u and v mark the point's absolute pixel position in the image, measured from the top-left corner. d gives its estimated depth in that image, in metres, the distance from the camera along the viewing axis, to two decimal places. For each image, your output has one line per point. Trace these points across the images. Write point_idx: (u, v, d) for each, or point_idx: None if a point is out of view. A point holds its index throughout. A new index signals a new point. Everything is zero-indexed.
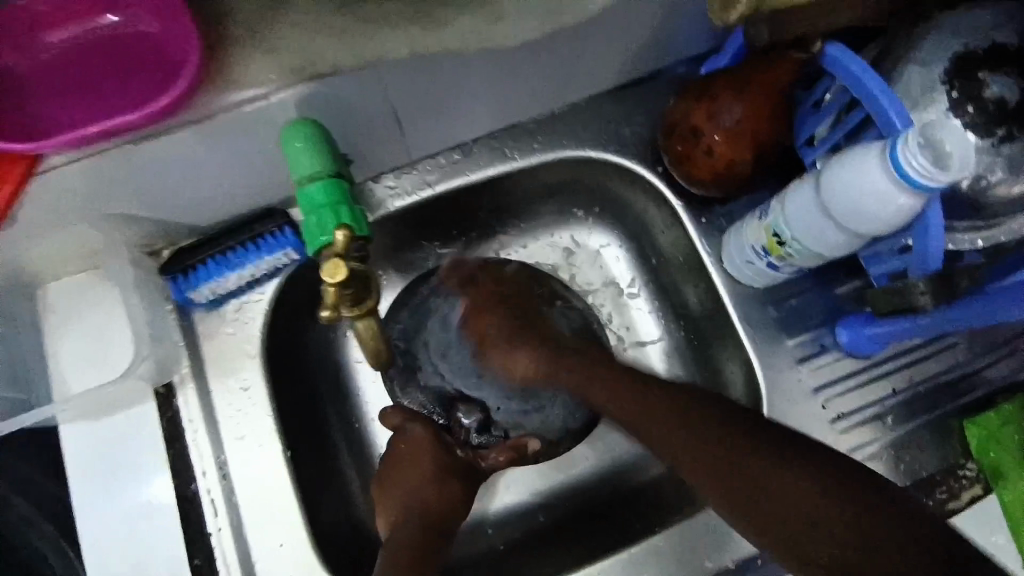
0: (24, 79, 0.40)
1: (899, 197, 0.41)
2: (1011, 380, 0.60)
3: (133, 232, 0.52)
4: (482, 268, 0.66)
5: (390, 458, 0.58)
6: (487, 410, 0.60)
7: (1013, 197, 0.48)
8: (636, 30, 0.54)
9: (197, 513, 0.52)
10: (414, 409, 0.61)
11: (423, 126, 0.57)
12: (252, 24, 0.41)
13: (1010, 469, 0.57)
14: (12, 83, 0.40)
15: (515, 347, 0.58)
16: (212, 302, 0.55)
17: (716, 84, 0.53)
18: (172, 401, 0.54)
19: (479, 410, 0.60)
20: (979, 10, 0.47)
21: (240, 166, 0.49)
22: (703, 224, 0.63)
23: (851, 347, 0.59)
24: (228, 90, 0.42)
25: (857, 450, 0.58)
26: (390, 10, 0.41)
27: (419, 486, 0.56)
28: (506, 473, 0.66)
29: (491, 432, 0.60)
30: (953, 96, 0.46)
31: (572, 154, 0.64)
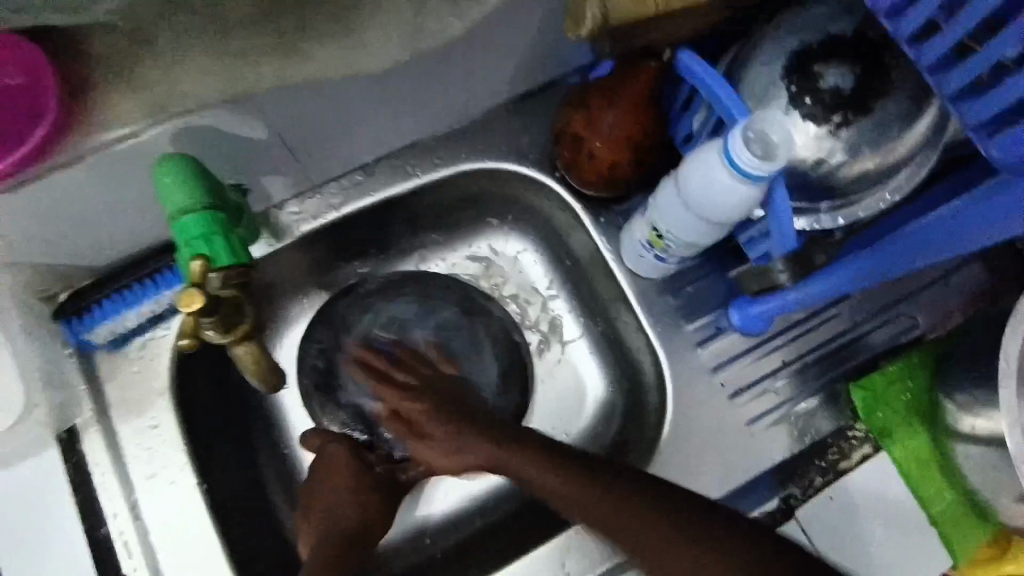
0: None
1: (741, 188, 0.45)
2: (895, 344, 0.65)
3: (23, 280, 0.52)
4: (400, 284, 0.67)
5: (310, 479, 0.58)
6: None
7: (858, 175, 0.52)
8: (514, 49, 0.58)
9: (111, 556, 0.51)
10: (340, 429, 0.62)
11: (315, 152, 0.58)
12: (112, 70, 0.41)
13: (897, 427, 0.61)
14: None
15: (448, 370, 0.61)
16: (113, 342, 0.55)
17: (591, 94, 0.57)
18: (76, 445, 0.53)
19: None
20: (817, 7, 0.51)
21: (132, 204, 0.50)
22: (602, 222, 0.66)
23: (742, 326, 0.63)
24: (96, 132, 0.42)
25: (757, 420, 0.62)
26: (249, 45, 0.42)
27: (339, 506, 0.56)
28: (445, 479, 0.68)
29: None
30: (792, 90, 0.50)
31: (475, 167, 0.67)
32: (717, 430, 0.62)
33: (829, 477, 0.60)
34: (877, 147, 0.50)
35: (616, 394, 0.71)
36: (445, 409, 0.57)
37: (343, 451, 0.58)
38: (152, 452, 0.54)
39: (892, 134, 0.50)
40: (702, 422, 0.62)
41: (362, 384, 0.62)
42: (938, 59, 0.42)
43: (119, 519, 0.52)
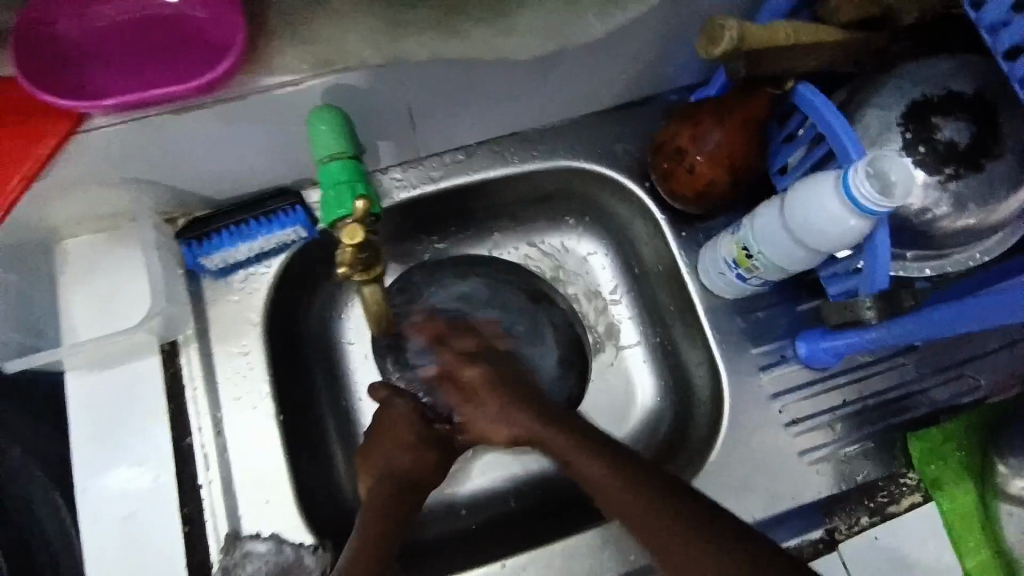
0: (71, 41, 0.43)
1: (850, 219, 0.47)
2: (955, 403, 0.65)
3: (156, 196, 0.56)
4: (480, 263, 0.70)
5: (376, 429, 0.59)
6: (466, 394, 0.62)
7: (957, 230, 0.53)
8: (635, 57, 0.61)
9: (192, 464, 0.55)
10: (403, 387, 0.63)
11: (432, 124, 0.62)
12: (293, 18, 0.46)
13: (948, 482, 0.62)
14: (51, 41, 0.43)
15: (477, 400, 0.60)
16: (221, 270, 0.59)
17: (702, 111, 0.60)
18: (175, 358, 0.57)
19: (462, 393, 0.62)
20: (940, 61, 0.53)
21: (269, 144, 0.54)
22: (683, 236, 0.68)
23: (808, 359, 0.64)
24: (265, 74, 0.46)
25: (808, 453, 0.63)
26: (416, 18, 0.47)
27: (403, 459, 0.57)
28: (484, 456, 0.70)
29: (472, 415, 0.63)
30: (907, 137, 0.52)
31: (569, 164, 0.70)
32: (768, 455, 0.63)
33: (876, 519, 0.62)
34: (981, 204, 0.52)
35: (665, 406, 0.72)
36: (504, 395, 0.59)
37: (407, 410, 0.60)
38: (241, 376, 0.58)
39: (998, 195, 0.51)
40: (754, 444, 0.63)
41: (434, 351, 0.62)
42: None
43: (203, 433, 0.56)
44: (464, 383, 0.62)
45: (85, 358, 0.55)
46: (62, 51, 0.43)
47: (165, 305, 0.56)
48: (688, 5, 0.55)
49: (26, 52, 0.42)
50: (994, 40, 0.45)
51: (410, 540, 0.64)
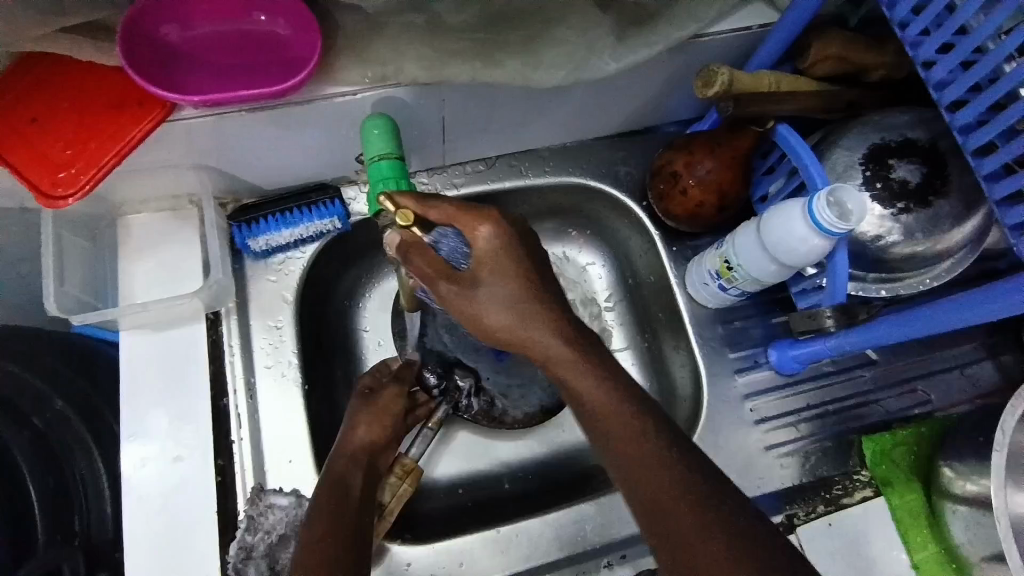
0: (171, 44, 0.51)
1: (814, 238, 0.55)
2: (906, 413, 0.74)
3: (215, 182, 0.63)
4: None
5: (365, 400, 0.62)
6: (478, 377, 0.71)
7: (907, 255, 0.62)
8: (640, 92, 0.70)
9: (226, 422, 0.60)
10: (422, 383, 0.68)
11: (460, 137, 0.70)
12: (358, 38, 0.54)
13: (898, 481, 0.69)
14: (156, 42, 0.51)
15: (490, 293, 0.51)
16: (263, 252, 0.66)
17: (695, 142, 0.69)
18: (217, 326, 0.63)
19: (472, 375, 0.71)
20: (898, 114, 0.63)
21: (320, 143, 0.62)
22: (674, 251, 0.77)
23: (778, 365, 0.72)
24: (329, 85, 0.55)
25: (775, 448, 0.70)
26: (460, 46, 0.56)
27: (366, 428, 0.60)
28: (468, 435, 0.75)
29: (480, 396, 0.71)
30: (867, 174, 0.61)
31: (576, 180, 0.78)
32: (739, 449, 0.70)
33: (831, 508, 0.69)
34: (928, 234, 0.60)
35: None
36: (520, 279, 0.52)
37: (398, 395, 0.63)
38: (274, 347, 0.65)
39: (943, 228, 0.60)
40: (728, 437, 0.70)
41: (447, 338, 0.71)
42: (981, 145, 0.49)
43: (237, 395, 0.62)
44: (476, 368, 0.72)
45: (137, 320, 0.61)
46: (163, 51, 0.51)
47: (222, 275, 0.61)
48: (689, 51, 0.64)
49: (135, 49, 0.50)
50: (939, 95, 0.52)
51: (412, 511, 0.70)
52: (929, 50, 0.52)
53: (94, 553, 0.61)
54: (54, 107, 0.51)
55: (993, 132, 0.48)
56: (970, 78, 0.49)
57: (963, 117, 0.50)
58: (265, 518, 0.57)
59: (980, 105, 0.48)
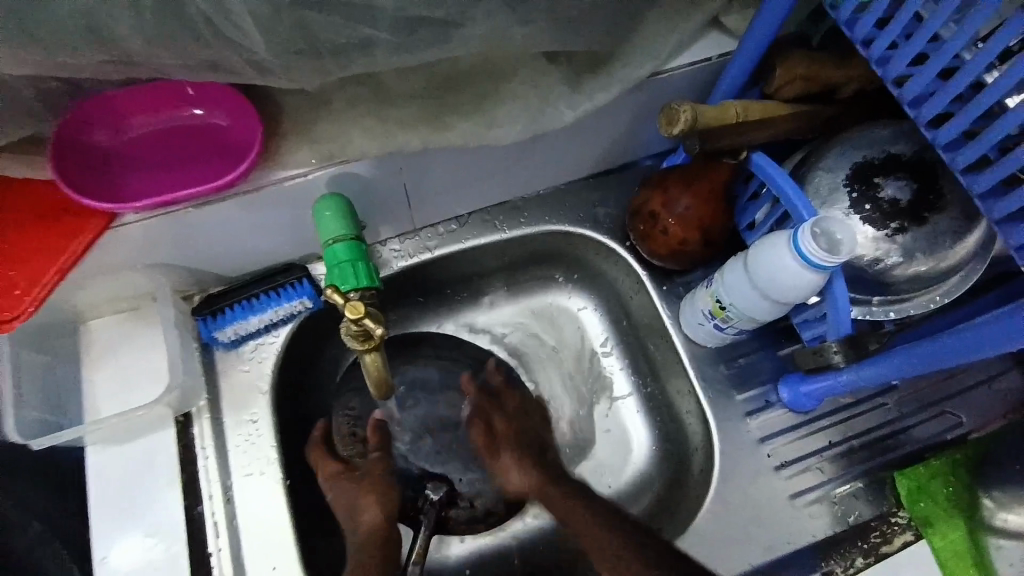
0: (107, 149, 0.50)
1: (804, 274, 0.51)
2: (938, 440, 0.67)
3: (176, 278, 0.61)
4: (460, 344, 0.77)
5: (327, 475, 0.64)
6: (451, 484, 0.68)
7: (911, 276, 0.57)
8: (607, 132, 0.68)
9: (201, 534, 0.57)
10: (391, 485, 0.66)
11: (426, 199, 0.68)
12: (301, 120, 0.53)
13: (940, 519, 0.62)
14: (91, 150, 0.50)
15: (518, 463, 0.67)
16: (232, 342, 0.63)
17: (670, 178, 0.66)
18: (188, 429, 0.60)
19: (444, 484, 0.67)
20: (880, 127, 0.59)
21: (278, 226, 0.60)
22: (665, 290, 0.73)
23: (791, 403, 0.67)
24: (278, 169, 0.53)
25: (801, 494, 0.64)
26: (409, 114, 0.54)
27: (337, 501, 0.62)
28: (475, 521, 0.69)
29: (458, 502, 0.68)
30: (853, 196, 0.57)
31: (555, 228, 0.76)
32: (760, 501, 0.64)
33: (871, 560, 0.62)
34: (930, 252, 0.56)
35: (663, 455, 0.74)
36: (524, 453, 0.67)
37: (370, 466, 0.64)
38: (248, 444, 0.61)
39: (944, 245, 0.56)
40: (748, 489, 0.65)
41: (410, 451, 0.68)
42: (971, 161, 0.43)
43: (213, 501, 0.58)
44: (447, 474, 0.68)
45: (102, 434, 0.58)
46: (101, 158, 0.50)
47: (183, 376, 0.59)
48: (651, 88, 0.62)
49: (72, 158, 0.49)
50: (916, 112, 0.47)
51: None
52: (898, 66, 0.47)
53: None
54: None
55: (984, 146, 0.42)
56: (949, 91, 0.44)
57: (945, 133, 0.45)
58: None
59: (967, 118, 0.43)
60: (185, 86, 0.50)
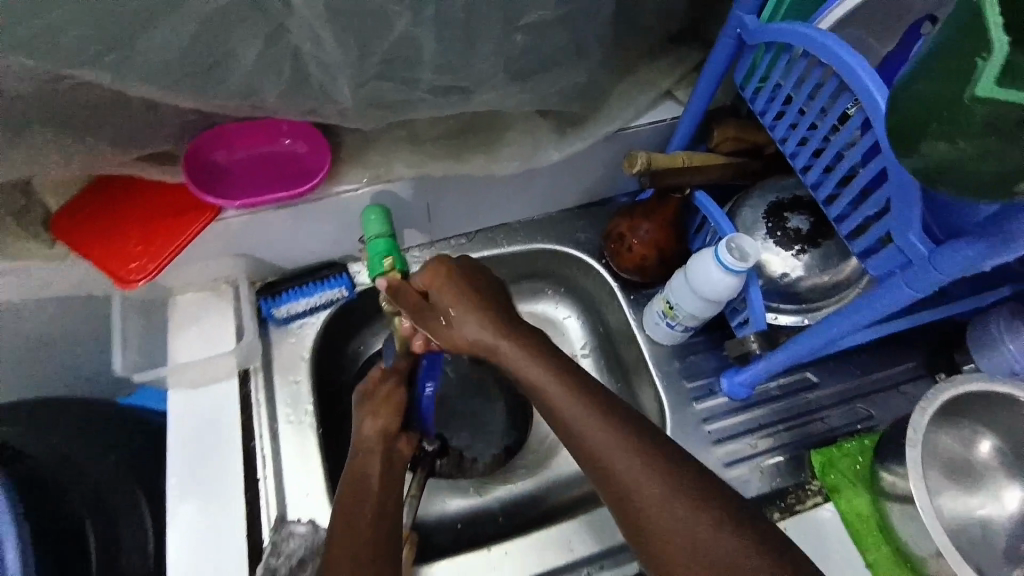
0: (218, 164, 0.69)
1: (724, 277, 0.69)
2: (850, 428, 0.82)
3: (247, 266, 0.79)
4: None
5: (367, 396, 0.72)
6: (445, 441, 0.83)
7: (813, 287, 0.74)
8: (587, 172, 0.88)
9: (253, 463, 0.71)
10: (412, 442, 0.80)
11: (443, 217, 0.86)
12: (357, 151, 0.73)
13: (845, 487, 0.76)
14: (207, 164, 0.68)
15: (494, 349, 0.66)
16: (283, 319, 0.80)
17: (634, 209, 0.85)
18: (246, 383, 0.76)
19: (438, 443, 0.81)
20: (790, 177, 0.78)
21: (330, 228, 0.78)
22: (632, 299, 0.90)
23: (729, 392, 0.82)
24: (337, 185, 0.72)
25: (734, 464, 0.79)
26: (435, 150, 0.74)
27: (371, 422, 0.70)
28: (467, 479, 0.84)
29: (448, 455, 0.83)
30: (768, 226, 0.75)
31: (545, 246, 0.94)
32: None
33: (786, 515, 0.75)
34: (825, 269, 0.73)
35: None
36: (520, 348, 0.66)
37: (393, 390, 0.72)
38: (293, 399, 0.77)
39: (834, 263, 0.73)
40: (694, 458, 0.79)
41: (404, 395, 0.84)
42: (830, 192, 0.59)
43: (263, 439, 0.73)
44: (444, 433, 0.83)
45: (182, 379, 0.73)
46: (212, 169, 0.68)
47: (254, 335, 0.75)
48: (620, 140, 0.82)
49: (194, 169, 0.67)
50: (794, 162, 0.63)
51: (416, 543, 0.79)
52: (781, 129, 0.64)
53: None
54: (127, 214, 0.67)
55: (835, 180, 0.57)
56: (809, 146, 0.60)
57: (812, 175, 0.60)
58: (286, 544, 0.66)
59: (822, 163, 0.58)
60: (280, 123, 0.69)
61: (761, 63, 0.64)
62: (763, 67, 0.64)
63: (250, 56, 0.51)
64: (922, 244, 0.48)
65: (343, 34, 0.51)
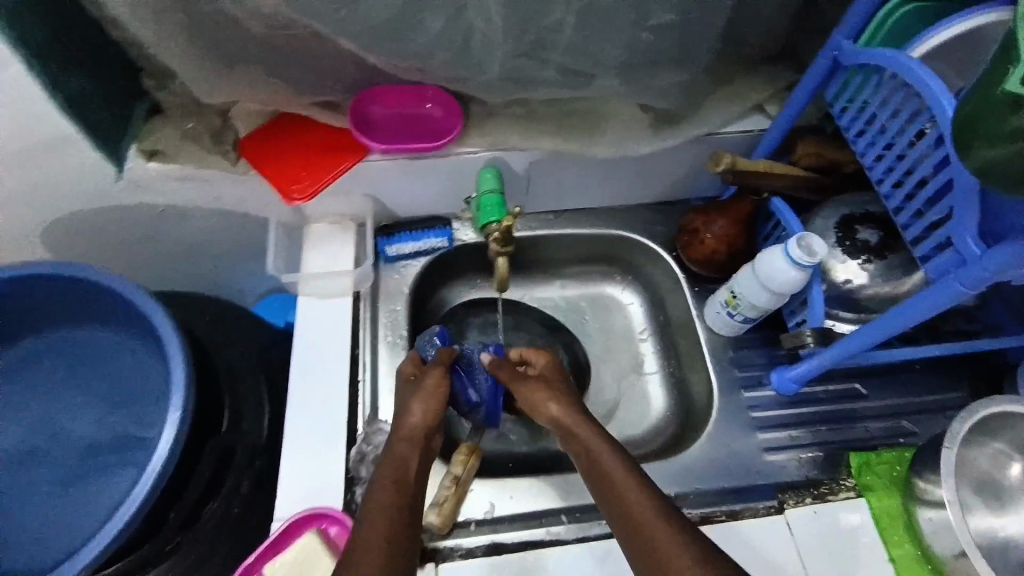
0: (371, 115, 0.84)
1: (790, 270, 0.76)
2: (892, 440, 0.86)
3: (371, 207, 0.93)
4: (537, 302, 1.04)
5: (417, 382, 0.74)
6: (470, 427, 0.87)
7: (874, 296, 0.79)
8: (673, 170, 0.97)
9: (355, 366, 0.85)
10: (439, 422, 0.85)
11: (538, 193, 0.98)
12: (481, 121, 0.86)
13: (878, 487, 0.80)
14: (364, 113, 0.83)
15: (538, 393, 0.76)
16: (392, 257, 0.94)
17: (712, 208, 0.94)
18: (356, 303, 0.90)
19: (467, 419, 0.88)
20: (864, 195, 0.85)
21: (445, 185, 0.91)
22: (696, 291, 0.98)
23: (778, 386, 0.88)
24: (461, 147, 0.85)
25: (773, 451, 0.85)
26: (546, 129, 0.86)
27: (420, 409, 0.72)
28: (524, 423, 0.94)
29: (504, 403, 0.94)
30: (838, 235, 0.82)
31: (623, 233, 1.03)
32: (740, 447, 0.85)
33: (817, 501, 0.80)
34: (887, 279, 0.79)
35: (675, 415, 0.96)
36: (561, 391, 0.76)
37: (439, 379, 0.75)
38: (392, 323, 0.90)
39: (898, 276, 0.78)
40: (735, 438, 0.86)
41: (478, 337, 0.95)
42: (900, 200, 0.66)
43: (364, 350, 0.87)
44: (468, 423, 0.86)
45: (309, 288, 0.88)
46: (366, 118, 0.83)
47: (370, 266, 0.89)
48: (708, 143, 0.91)
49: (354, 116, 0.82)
50: (871, 173, 0.70)
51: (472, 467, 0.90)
52: (862, 143, 0.71)
53: (253, 448, 0.83)
54: (296, 144, 0.83)
55: (905, 190, 0.65)
56: (886, 158, 0.68)
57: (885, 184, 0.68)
58: (376, 436, 0.79)
59: (895, 174, 0.66)
60: (427, 88, 0.83)
61: (852, 84, 0.72)
62: (853, 88, 0.72)
63: (432, 27, 0.65)
64: (975, 245, 0.55)
65: (505, 17, 0.64)
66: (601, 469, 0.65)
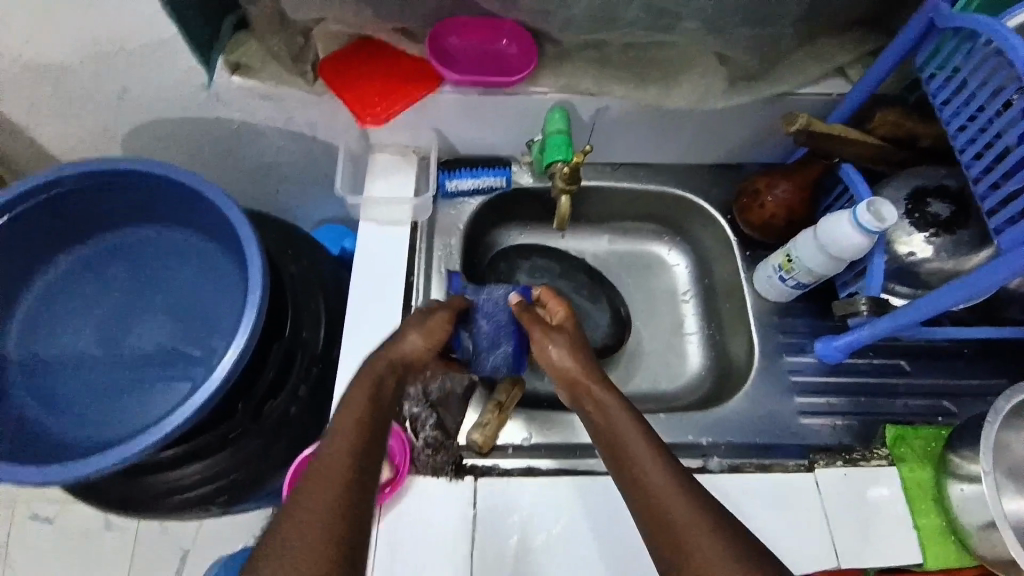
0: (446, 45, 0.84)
1: (854, 234, 0.76)
2: (930, 418, 0.86)
3: (435, 141, 0.95)
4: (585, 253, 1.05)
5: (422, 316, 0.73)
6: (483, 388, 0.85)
7: (935, 271, 0.79)
8: (739, 130, 0.96)
9: (410, 292, 0.89)
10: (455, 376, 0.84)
11: (599, 142, 0.98)
12: (553, 62, 0.86)
13: (911, 458, 0.81)
14: (438, 42, 0.84)
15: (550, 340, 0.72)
16: (450, 192, 0.96)
17: (777, 172, 0.93)
18: (414, 233, 0.93)
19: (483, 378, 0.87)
20: (940, 170, 0.82)
21: (510, 125, 0.92)
22: (748, 255, 0.98)
23: (821, 354, 0.89)
24: (531, 86, 0.86)
25: (808, 416, 0.87)
26: (618, 75, 0.85)
27: (417, 339, 0.70)
28: None
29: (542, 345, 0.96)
30: (907, 206, 0.81)
31: (679, 192, 1.02)
32: (775, 408, 0.87)
33: (847, 463, 0.81)
34: (952, 255, 0.78)
35: (711, 374, 0.98)
36: (573, 343, 0.72)
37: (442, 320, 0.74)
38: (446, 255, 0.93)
39: (964, 253, 0.77)
40: (770, 399, 0.88)
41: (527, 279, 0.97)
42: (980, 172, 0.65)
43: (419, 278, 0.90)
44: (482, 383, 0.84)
45: (371, 213, 0.92)
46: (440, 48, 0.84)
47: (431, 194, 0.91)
48: (781, 103, 0.89)
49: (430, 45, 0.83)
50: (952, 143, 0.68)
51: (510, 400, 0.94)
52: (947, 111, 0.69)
53: (311, 358, 0.89)
54: (372, 70, 0.85)
55: (986, 161, 0.63)
56: (971, 128, 0.66)
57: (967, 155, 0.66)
58: None
59: (978, 145, 0.64)
60: (502, 21, 0.82)
61: (946, 49, 0.70)
62: (947, 53, 0.69)
63: None
64: None
65: None
66: (610, 426, 0.63)
